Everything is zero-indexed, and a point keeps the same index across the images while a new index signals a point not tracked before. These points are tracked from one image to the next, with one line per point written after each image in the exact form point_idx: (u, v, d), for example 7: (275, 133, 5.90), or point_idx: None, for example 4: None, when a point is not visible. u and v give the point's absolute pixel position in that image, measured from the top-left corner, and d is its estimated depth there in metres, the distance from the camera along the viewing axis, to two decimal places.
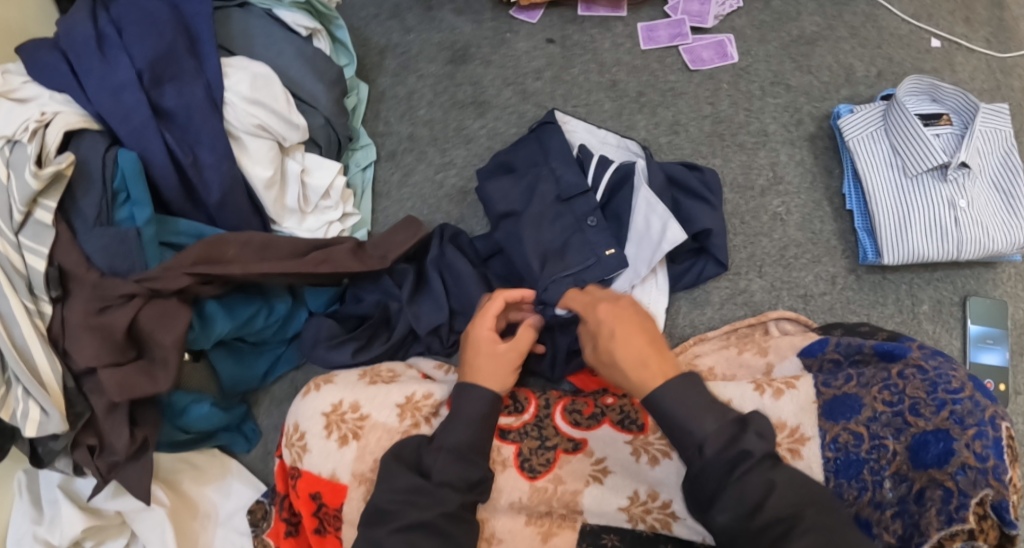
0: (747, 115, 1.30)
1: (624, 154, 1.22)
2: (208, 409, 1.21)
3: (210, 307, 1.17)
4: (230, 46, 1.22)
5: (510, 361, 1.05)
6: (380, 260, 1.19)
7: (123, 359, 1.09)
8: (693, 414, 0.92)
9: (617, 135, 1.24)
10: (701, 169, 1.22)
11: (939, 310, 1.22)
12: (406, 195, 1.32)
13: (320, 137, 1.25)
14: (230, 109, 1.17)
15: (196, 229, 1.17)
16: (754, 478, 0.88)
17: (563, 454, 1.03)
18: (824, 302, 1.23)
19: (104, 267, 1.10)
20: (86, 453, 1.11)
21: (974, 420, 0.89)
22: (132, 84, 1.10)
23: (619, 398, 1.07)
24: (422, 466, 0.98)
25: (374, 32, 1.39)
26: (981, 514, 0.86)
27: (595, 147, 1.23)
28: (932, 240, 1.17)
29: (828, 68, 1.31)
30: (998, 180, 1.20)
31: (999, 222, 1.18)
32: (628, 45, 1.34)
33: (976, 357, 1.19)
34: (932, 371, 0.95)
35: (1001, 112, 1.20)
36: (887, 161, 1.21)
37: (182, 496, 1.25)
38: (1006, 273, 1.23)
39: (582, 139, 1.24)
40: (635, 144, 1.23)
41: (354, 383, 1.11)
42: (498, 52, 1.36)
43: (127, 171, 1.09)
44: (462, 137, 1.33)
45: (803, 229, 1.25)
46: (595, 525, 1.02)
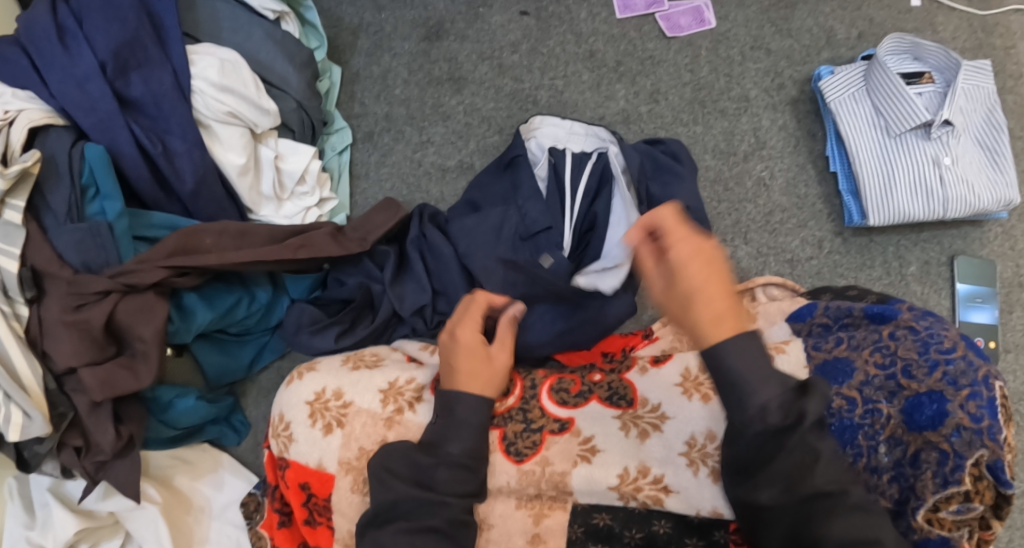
0: (727, 80, 1.28)
1: (593, 142, 1.21)
2: (193, 402, 1.19)
3: (187, 298, 1.15)
4: (196, 32, 1.18)
5: (501, 364, 1.02)
6: (360, 243, 1.18)
7: (101, 357, 1.07)
8: (767, 373, 0.81)
9: (583, 125, 1.22)
10: (663, 142, 1.22)
11: (927, 270, 1.21)
12: (385, 175, 1.31)
13: (292, 121, 1.22)
14: (198, 97, 1.14)
15: (169, 220, 1.14)
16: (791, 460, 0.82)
17: (549, 436, 1.01)
18: (810, 266, 1.22)
19: (77, 264, 1.07)
20: (72, 455, 1.10)
21: (967, 380, 0.88)
22: (95, 75, 1.07)
23: (606, 374, 1.06)
24: (418, 469, 0.94)
25: (345, 12, 1.35)
26: (976, 475, 0.86)
27: (562, 141, 1.20)
28: (918, 200, 1.16)
29: (809, 31, 1.29)
30: (983, 138, 1.18)
31: (984, 179, 1.16)
32: (605, 14, 1.31)
33: (965, 317, 1.19)
34: (924, 330, 0.94)
35: (983, 70, 1.18)
36: (870, 122, 1.19)
37: (175, 492, 1.23)
38: (993, 233, 1.22)
39: (549, 135, 1.21)
40: (603, 131, 1.22)
41: (336, 368, 1.09)
42: (472, 27, 1.32)
43: (95, 165, 1.07)
44: (439, 115, 1.31)
45: (787, 194, 1.24)
46: (585, 504, 1.00)
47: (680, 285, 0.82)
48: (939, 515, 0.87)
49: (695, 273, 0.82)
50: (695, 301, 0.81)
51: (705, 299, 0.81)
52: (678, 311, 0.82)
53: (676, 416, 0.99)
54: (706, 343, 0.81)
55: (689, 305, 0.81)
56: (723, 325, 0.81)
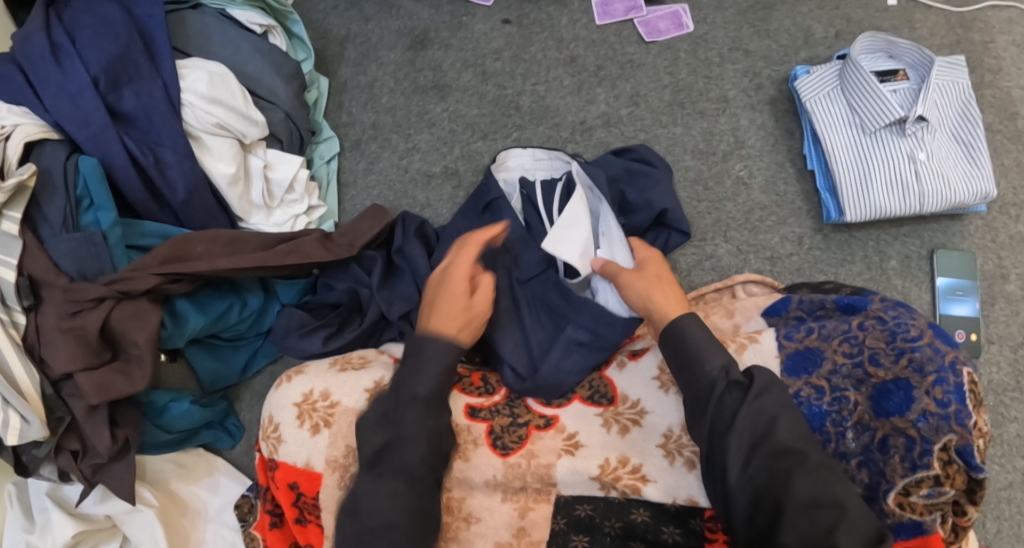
0: (706, 82, 1.30)
1: (555, 167, 1.22)
2: (188, 406, 1.22)
3: (180, 305, 1.18)
4: (186, 47, 1.22)
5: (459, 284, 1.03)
6: (348, 248, 1.21)
7: (97, 362, 1.10)
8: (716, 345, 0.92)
9: (544, 150, 1.24)
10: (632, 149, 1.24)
11: (907, 264, 1.22)
12: (373, 183, 1.34)
13: (280, 132, 1.25)
14: (188, 109, 1.18)
15: (162, 229, 1.18)
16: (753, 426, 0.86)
17: (536, 431, 1.04)
18: (791, 263, 1.23)
19: (73, 272, 1.10)
20: (70, 458, 1.13)
21: (933, 366, 0.89)
22: (88, 90, 1.11)
23: (586, 374, 1.10)
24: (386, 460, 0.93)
25: (333, 24, 1.39)
26: (945, 459, 0.86)
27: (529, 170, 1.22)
28: (893, 195, 1.18)
29: (787, 31, 1.31)
30: (958, 132, 1.20)
31: (961, 173, 1.18)
32: (585, 20, 1.34)
33: (945, 310, 1.20)
34: (892, 320, 0.95)
35: (958, 65, 1.20)
36: (846, 119, 1.20)
37: (170, 494, 1.26)
38: (973, 225, 1.23)
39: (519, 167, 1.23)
40: (563, 155, 1.24)
41: (325, 371, 1.12)
42: (457, 36, 1.36)
43: (89, 177, 1.10)
44: (425, 122, 1.34)
45: (766, 192, 1.25)
46: (568, 496, 1.01)
47: (651, 269, 1.03)
48: (910, 499, 0.88)
49: (658, 266, 1.04)
50: (662, 281, 1.01)
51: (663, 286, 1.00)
52: (643, 285, 1.00)
53: (655, 410, 1.03)
54: (664, 316, 0.97)
55: (657, 282, 1.00)
56: (674, 305, 0.98)
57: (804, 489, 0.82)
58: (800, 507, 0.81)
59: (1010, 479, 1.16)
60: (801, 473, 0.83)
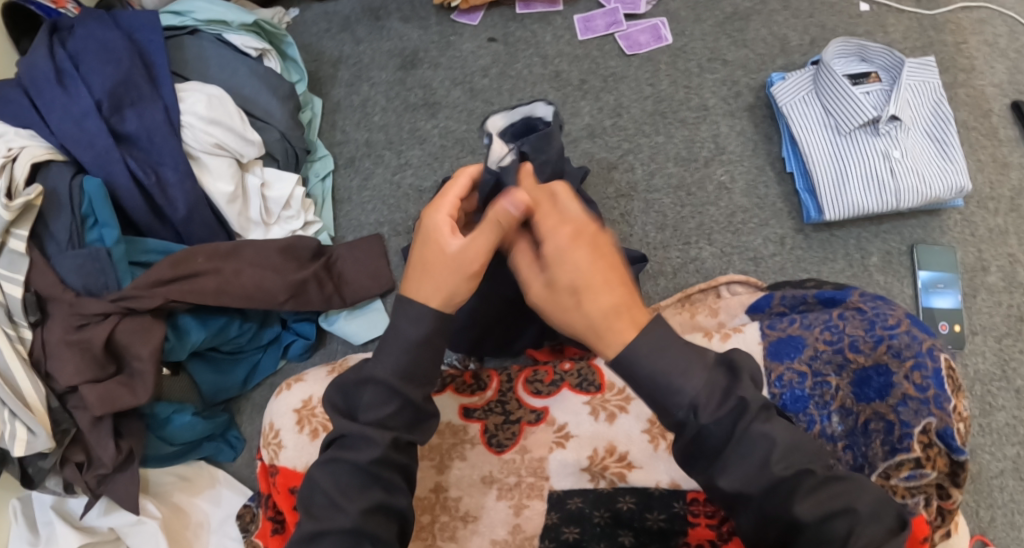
0: (685, 92, 1.35)
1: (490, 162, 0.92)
2: (190, 418, 1.25)
3: (184, 319, 1.21)
4: (185, 71, 1.27)
5: None
6: (339, 302, 1.28)
7: (102, 374, 1.13)
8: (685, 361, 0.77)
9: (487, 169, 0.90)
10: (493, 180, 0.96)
11: (889, 260, 1.26)
12: (367, 199, 1.38)
13: (276, 150, 1.30)
14: (188, 130, 1.22)
15: (163, 246, 1.21)
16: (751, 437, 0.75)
17: (527, 426, 1.06)
18: (773, 263, 1.27)
19: (79, 287, 1.14)
20: (75, 470, 1.15)
21: (911, 352, 0.93)
22: (92, 113, 1.16)
23: (575, 363, 1.11)
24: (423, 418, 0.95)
25: (326, 47, 1.47)
26: (926, 442, 0.90)
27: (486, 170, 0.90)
28: (871, 193, 1.21)
29: (762, 41, 1.37)
30: (932, 130, 1.23)
31: (935, 168, 1.21)
32: (568, 36, 1.41)
33: (928, 303, 1.23)
34: (870, 310, 0.99)
35: (927, 65, 1.24)
36: (821, 122, 1.24)
37: (174, 508, 1.27)
38: (952, 220, 1.27)
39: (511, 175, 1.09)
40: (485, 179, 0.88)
41: (323, 378, 1.12)
42: (445, 55, 1.43)
43: (94, 197, 1.14)
44: (416, 139, 1.40)
45: (747, 195, 1.29)
46: (561, 491, 1.03)
47: None
48: (891, 482, 0.90)
49: None
50: None
51: (570, 264, 0.78)
52: None
53: (639, 396, 1.05)
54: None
55: None
56: None
57: (808, 504, 0.74)
58: (814, 524, 0.74)
59: (1001, 467, 1.18)
60: (803, 492, 0.74)
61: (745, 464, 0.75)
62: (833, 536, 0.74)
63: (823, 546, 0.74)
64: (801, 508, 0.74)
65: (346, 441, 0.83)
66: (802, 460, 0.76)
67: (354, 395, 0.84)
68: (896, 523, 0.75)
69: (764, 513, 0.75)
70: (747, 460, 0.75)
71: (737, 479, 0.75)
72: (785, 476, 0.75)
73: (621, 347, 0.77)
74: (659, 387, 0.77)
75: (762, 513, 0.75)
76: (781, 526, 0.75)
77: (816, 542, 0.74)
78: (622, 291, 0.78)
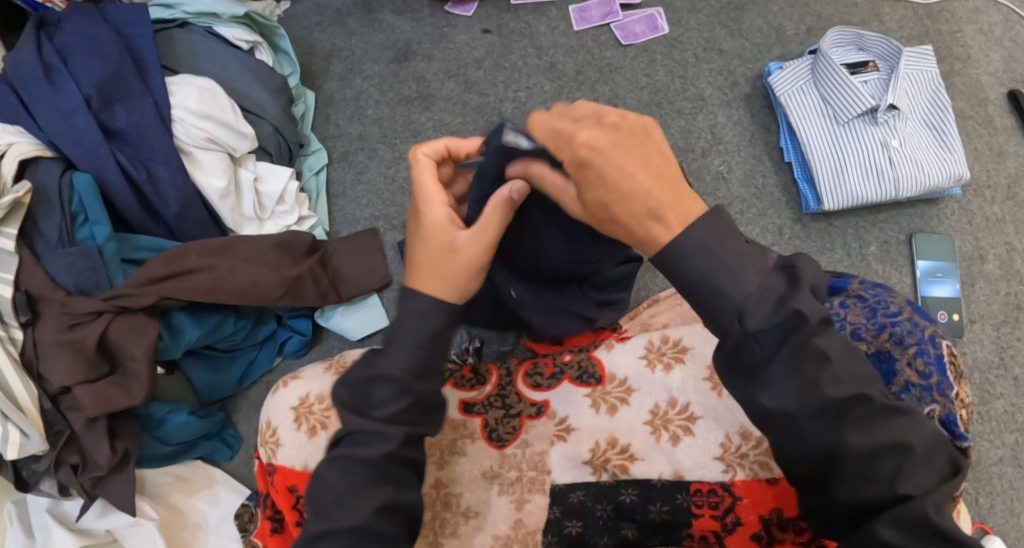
0: (682, 82, 1.34)
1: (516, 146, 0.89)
2: (186, 417, 1.23)
3: (178, 317, 1.19)
4: (175, 65, 1.25)
5: None
6: (336, 298, 1.27)
7: (95, 375, 1.11)
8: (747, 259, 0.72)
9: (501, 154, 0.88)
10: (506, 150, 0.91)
11: (887, 250, 1.26)
12: (361, 193, 1.36)
13: (269, 145, 1.28)
14: (179, 125, 1.20)
15: (155, 243, 1.19)
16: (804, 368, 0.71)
17: (528, 420, 1.05)
18: (773, 253, 1.26)
19: (70, 286, 1.11)
20: (69, 473, 1.14)
21: (914, 339, 0.93)
22: (81, 109, 1.13)
23: (575, 354, 1.09)
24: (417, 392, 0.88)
25: (318, 39, 1.44)
26: None
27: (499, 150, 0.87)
28: (869, 182, 1.21)
29: (759, 31, 1.36)
30: (929, 119, 1.23)
31: (933, 157, 1.21)
32: (563, 27, 1.39)
33: (926, 291, 1.23)
34: (872, 298, 0.98)
35: (925, 54, 1.24)
36: (820, 111, 1.24)
37: (171, 508, 1.25)
38: (949, 208, 1.27)
39: None
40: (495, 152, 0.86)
41: (319, 375, 1.10)
42: (439, 47, 1.41)
43: (84, 194, 1.11)
44: (410, 132, 1.38)
45: (745, 185, 1.29)
46: (563, 485, 1.02)
47: None
48: None
49: None
50: None
51: (606, 176, 0.71)
52: None
53: (641, 388, 1.04)
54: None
55: None
56: None
57: (863, 435, 0.70)
58: (861, 457, 0.70)
59: (1000, 454, 1.19)
60: (858, 416, 0.70)
61: (795, 380, 0.71)
62: (880, 473, 0.70)
63: (867, 482, 0.70)
64: (856, 436, 0.70)
65: (356, 436, 0.81)
66: (854, 387, 0.71)
67: (365, 391, 0.81)
68: (947, 466, 0.72)
69: (809, 443, 0.71)
70: (799, 384, 0.71)
71: (788, 404, 0.71)
72: (843, 398, 0.71)
73: (666, 243, 0.72)
74: (711, 301, 0.72)
75: (806, 440, 0.71)
76: (828, 455, 0.71)
77: (860, 477, 0.71)
78: (662, 191, 0.71)
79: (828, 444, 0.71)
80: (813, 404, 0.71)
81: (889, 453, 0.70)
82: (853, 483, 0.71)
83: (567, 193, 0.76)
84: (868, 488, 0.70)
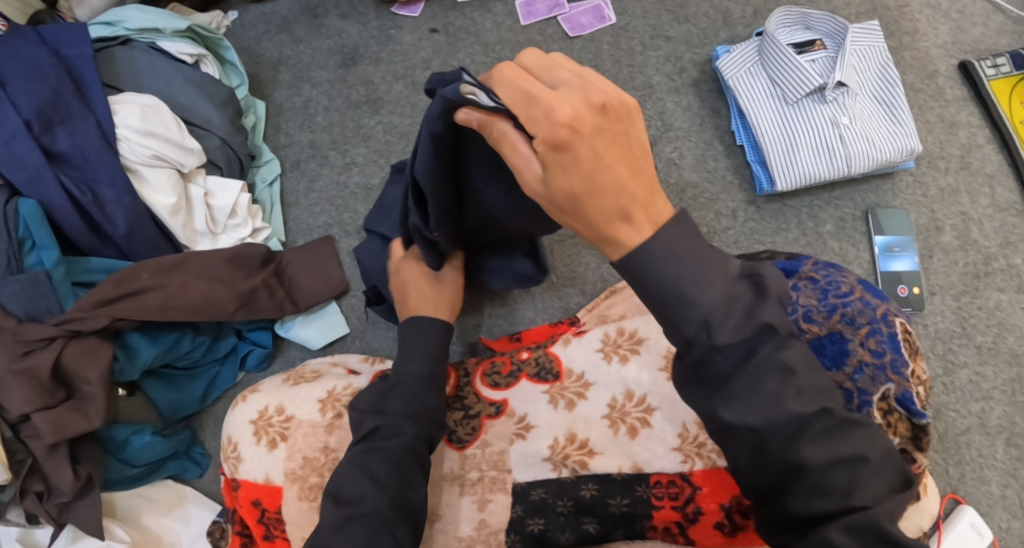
0: (630, 71, 1.34)
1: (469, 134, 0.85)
2: (150, 438, 1.23)
3: (133, 338, 1.18)
4: (118, 83, 1.24)
5: None
6: (293, 307, 1.26)
7: (52, 401, 1.09)
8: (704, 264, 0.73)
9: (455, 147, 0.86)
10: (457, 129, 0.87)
11: (843, 226, 1.25)
12: (314, 201, 1.36)
13: (218, 158, 1.27)
14: (124, 143, 1.18)
15: (106, 264, 1.18)
16: (766, 385, 0.72)
17: (487, 420, 1.04)
18: (728, 237, 1.26)
19: (20, 313, 1.10)
20: (35, 501, 1.13)
21: (866, 318, 0.93)
22: (21, 133, 1.12)
23: (533, 351, 1.10)
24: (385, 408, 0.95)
25: (265, 49, 1.43)
26: (886, 409, 0.90)
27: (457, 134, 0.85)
28: (821, 161, 1.20)
29: (705, 15, 1.35)
30: (879, 94, 1.23)
31: (883, 132, 1.20)
32: (509, 22, 1.38)
33: (885, 267, 1.23)
34: (823, 279, 0.98)
35: (872, 30, 1.24)
36: (768, 93, 1.23)
37: (143, 530, 1.25)
38: (904, 182, 1.27)
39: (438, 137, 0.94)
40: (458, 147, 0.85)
41: (278, 387, 1.10)
42: (386, 49, 1.40)
43: (30, 219, 1.11)
44: (360, 136, 1.38)
45: (697, 170, 1.28)
46: (523, 483, 1.01)
47: None
48: None
49: None
50: None
51: (583, 160, 0.71)
52: None
53: (597, 382, 1.04)
54: None
55: None
56: None
57: (818, 450, 0.72)
58: (816, 471, 0.72)
59: (967, 424, 1.19)
60: (814, 436, 0.72)
61: (756, 396, 0.72)
62: (834, 485, 0.72)
63: (821, 496, 0.72)
64: (813, 452, 0.72)
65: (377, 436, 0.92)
66: (821, 400, 0.73)
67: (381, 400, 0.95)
68: (897, 478, 0.74)
69: (763, 455, 0.73)
70: (769, 395, 0.72)
71: (755, 419, 0.72)
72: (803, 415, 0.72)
73: (635, 247, 0.73)
74: (676, 294, 0.72)
75: (761, 453, 0.73)
76: (783, 469, 0.72)
77: (813, 490, 0.72)
78: (635, 188, 0.72)
79: (783, 460, 0.72)
80: (773, 419, 0.72)
81: (842, 472, 0.72)
82: (805, 497, 0.73)
83: (532, 170, 0.74)
84: (822, 501, 0.72)
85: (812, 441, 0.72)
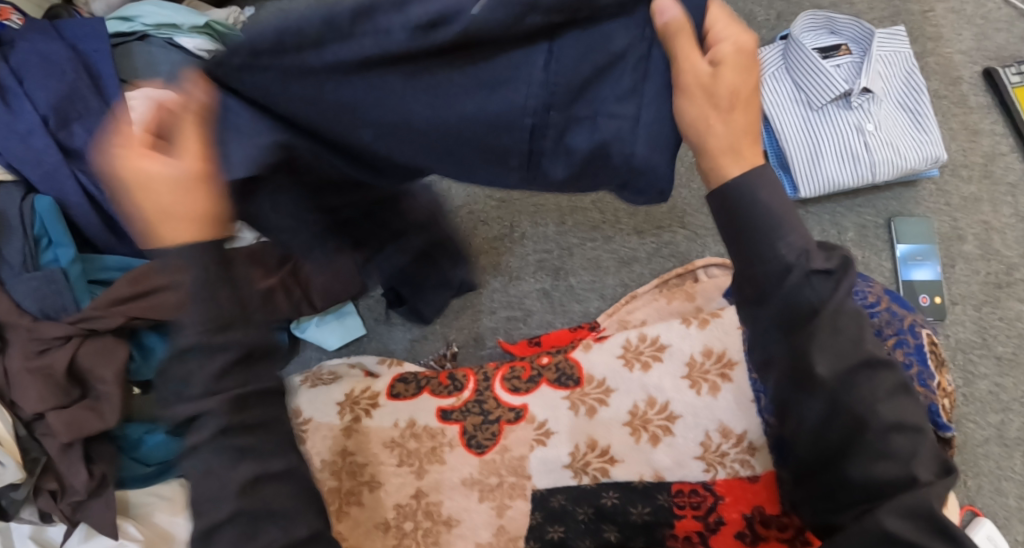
0: None
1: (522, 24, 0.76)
2: (163, 437, 1.23)
3: (149, 337, 1.20)
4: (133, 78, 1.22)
5: None
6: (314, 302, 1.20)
7: (67, 400, 1.09)
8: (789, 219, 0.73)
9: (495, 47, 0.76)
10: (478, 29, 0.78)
11: (864, 234, 1.25)
12: None
13: None
14: None
15: (122, 262, 1.18)
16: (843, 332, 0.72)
17: (507, 425, 1.03)
18: None
19: (35, 311, 1.10)
20: (49, 499, 1.10)
21: (892, 329, 0.92)
22: (38, 130, 1.11)
23: (553, 356, 1.09)
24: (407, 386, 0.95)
25: None
26: None
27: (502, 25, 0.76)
28: (846, 167, 1.19)
29: None
30: (904, 101, 1.22)
31: (908, 139, 1.19)
32: None
33: (908, 276, 1.22)
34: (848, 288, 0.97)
35: (898, 35, 1.23)
36: (793, 98, 1.22)
37: (156, 528, 1.16)
38: (926, 190, 1.26)
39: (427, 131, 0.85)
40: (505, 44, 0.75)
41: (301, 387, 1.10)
42: None
43: (45, 216, 1.11)
44: None
45: None
46: (543, 489, 1.00)
47: None
48: None
49: None
50: None
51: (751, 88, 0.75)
52: None
53: (618, 388, 1.03)
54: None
55: None
56: None
57: (888, 405, 0.72)
58: (880, 428, 0.71)
59: (986, 435, 1.18)
60: (884, 392, 0.72)
61: (838, 339, 0.72)
62: (896, 448, 0.71)
63: (883, 458, 0.71)
64: (883, 405, 0.72)
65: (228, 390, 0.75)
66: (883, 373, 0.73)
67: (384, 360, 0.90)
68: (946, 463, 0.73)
69: (835, 405, 0.72)
70: (840, 342, 0.72)
71: (833, 358, 0.71)
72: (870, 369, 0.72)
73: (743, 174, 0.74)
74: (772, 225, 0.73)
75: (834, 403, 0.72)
76: (851, 422, 0.71)
77: (874, 451, 0.71)
78: None
79: (851, 413, 0.71)
80: (844, 366, 0.72)
81: (902, 438, 0.71)
82: (865, 457, 0.71)
83: (700, 67, 0.72)
84: (880, 464, 0.71)
85: (879, 402, 0.72)
